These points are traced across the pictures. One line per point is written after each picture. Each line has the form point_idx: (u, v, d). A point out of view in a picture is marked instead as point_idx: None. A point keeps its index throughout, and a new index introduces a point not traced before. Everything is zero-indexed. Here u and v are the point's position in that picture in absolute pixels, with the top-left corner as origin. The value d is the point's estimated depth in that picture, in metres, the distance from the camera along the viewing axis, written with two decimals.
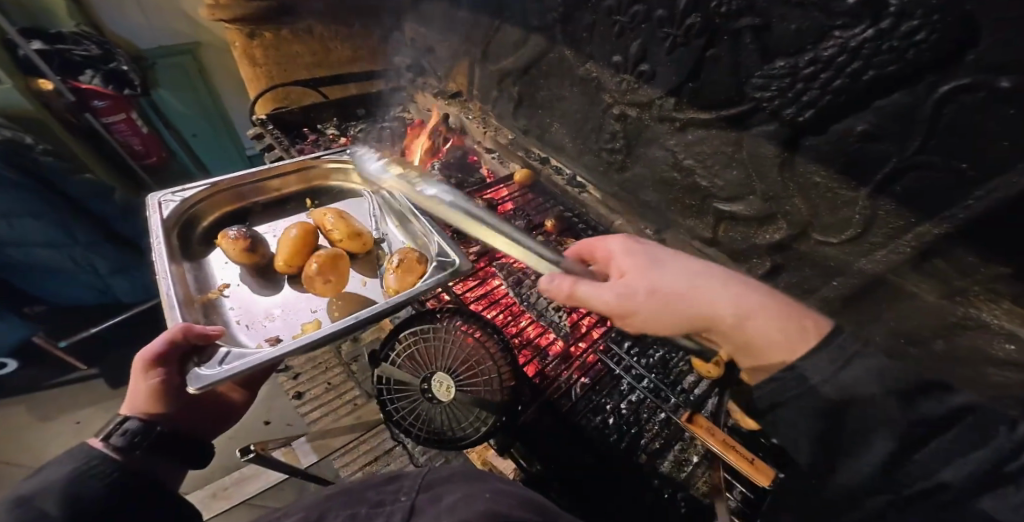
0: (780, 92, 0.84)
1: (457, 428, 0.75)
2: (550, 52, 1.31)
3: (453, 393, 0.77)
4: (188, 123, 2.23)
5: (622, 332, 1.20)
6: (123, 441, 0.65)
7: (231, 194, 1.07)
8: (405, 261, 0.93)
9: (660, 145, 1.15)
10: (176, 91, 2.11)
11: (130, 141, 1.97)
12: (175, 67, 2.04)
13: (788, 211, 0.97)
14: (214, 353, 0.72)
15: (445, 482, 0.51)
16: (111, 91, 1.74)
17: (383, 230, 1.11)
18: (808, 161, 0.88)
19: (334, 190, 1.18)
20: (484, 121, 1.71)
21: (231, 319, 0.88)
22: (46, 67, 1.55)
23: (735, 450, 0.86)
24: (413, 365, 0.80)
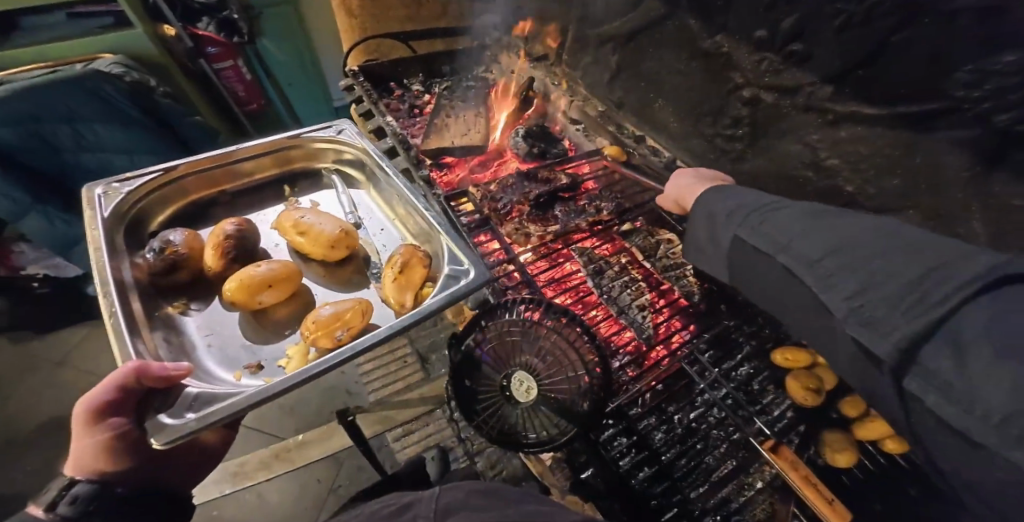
0: (996, 92, 0.64)
1: (526, 429, 0.74)
2: (669, 19, 1.15)
3: (532, 395, 0.76)
4: (285, 72, 2.28)
5: (709, 340, 1.08)
6: (72, 510, 0.50)
7: (193, 181, 0.86)
8: (409, 263, 0.76)
9: (799, 138, 0.98)
10: (277, 40, 2.13)
11: (235, 88, 2.08)
12: (278, 17, 2.05)
13: (957, 237, 0.80)
14: (181, 395, 0.54)
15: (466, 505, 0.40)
16: (223, 38, 1.85)
17: (359, 217, 0.92)
18: (1009, 184, 0.69)
19: (316, 177, 0.97)
20: (572, 89, 1.59)
21: (199, 341, 0.69)
22: (169, 14, 1.67)
23: (815, 489, 0.81)
24: (494, 360, 0.80)
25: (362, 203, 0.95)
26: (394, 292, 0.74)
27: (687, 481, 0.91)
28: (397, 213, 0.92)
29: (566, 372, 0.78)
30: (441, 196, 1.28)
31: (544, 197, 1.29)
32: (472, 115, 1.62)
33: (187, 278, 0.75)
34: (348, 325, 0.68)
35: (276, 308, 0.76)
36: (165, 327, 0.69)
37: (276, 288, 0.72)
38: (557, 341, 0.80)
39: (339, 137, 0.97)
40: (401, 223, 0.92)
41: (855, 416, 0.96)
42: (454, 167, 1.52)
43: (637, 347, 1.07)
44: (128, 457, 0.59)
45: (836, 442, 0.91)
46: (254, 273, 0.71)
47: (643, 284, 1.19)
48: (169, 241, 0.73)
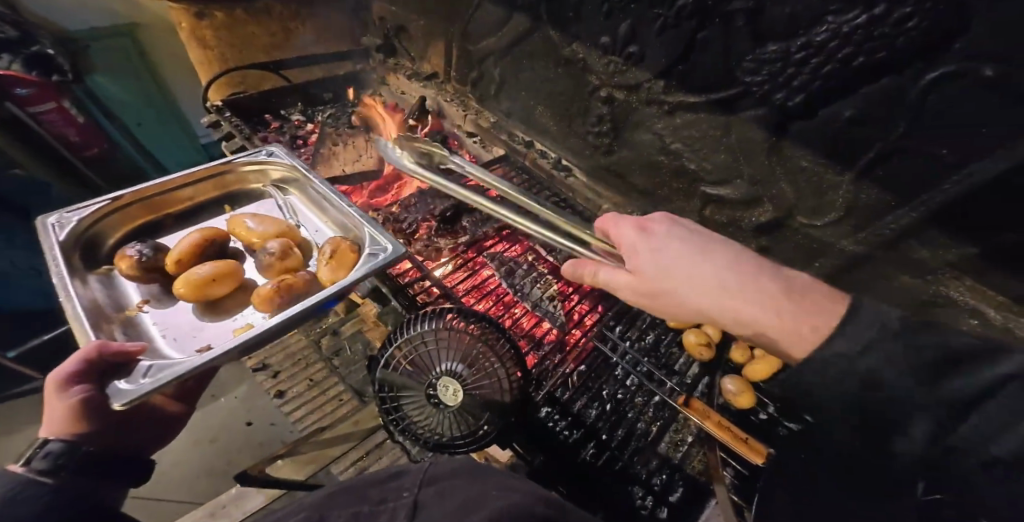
0: (770, 77, 0.84)
1: (462, 433, 0.73)
2: (534, 32, 1.26)
3: (460, 398, 0.73)
4: (131, 112, 2.03)
5: (616, 316, 1.19)
6: (47, 464, 0.55)
7: (136, 208, 0.91)
8: (337, 251, 0.83)
9: (647, 128, 1.14)
10: (117, 77, 1.91)
11: (64, 132, 1.75)
12: (112, 49, 1.84)
13: (774, 195, 0.99)
14: (137, 367, 0.62)
15: (451, 477, 0.49)
16: (36, 77, 1.55)
17: (299, 220, 1.00)
18: (795, 146, 0.89)
19: (255, 195, 1.04)
20: (463, 103, 1.64)
21: (155, 333, 0.76)
22: None
23: (728, 430, 0.91)
24: (414, 371, 0.75)
25: (298, 208, 1.02)
26: (326, 273, 0.82)
27: (625, 448, 0.98)
28: (329, 215, 0.99)
29: (487, 367, 0.75)
30: None
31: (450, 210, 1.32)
32: (362, 142, 1.58)
33: (147, 282, 0.81)
34: (290, 294, 0.79)
35: (225, 302, 0.82)
36: (126, 325, 0.75)
37: (224, 280, 0.79)
38: (472, 341, 0.76)
39: (270, 159, 1.04)
40: (334, 223, 0.98)
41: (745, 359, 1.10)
42: (351, 195, 1.42)
43: (557, 335, 1.13)
44: (89, 419, 0.62)
45: (735, 386, 1.02)
46: (196, 269, 0.77)
47: (551, 277, 1.25)
48: (117, 254, 0.77)
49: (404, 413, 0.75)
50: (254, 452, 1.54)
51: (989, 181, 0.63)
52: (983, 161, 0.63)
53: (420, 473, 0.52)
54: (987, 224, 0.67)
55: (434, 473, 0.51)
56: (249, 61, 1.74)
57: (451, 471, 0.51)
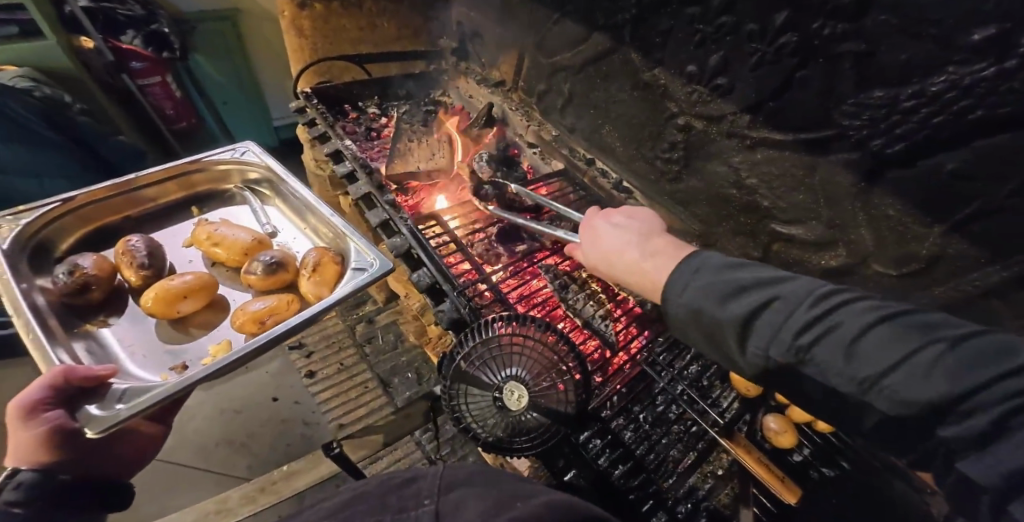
0: (871, 122, 0.82)
1: (516, 436, 0.74)
2: (614, 53, 1.28)
3: (524, 403, 0.75)
4: (219, 91, 2.18)
5: (664, 343, 1.16)
6: (17, 495, 0.57)
7: (94, 209, 0.90)
8: (320, 265, 0.85)
9: (723, 160, 1.13)
10: (212, 58, 2.07)
11: (162, 105, 1.94)
12: (215, 32, 1.99)
13: (851, 240, 0.96)
14: (109, 392, 0.65)
15: (466, 485, 0.48)
16: (150, 53, 1.74)
17: (274, 226, 1.01)
18: (885, 194, 0.86)
19: (223, 196, 1.05)
20: (528, 113, 1.67)
21: (122, 350, 0.75)
22: (90, 25, 1.57)
23: (768, 469, 0.90)
24: (483, 370, 0.77)
25: (275, 216, 1.03)
26: (309, 287, 0.84)
27: (659, 472, 0.97)
28: (308, 221, 1.00)
29: (552, 377, 0.76)
30: (408, 220, 1.20)
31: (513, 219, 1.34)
32: (433, 140, 1.62)
33: (101, 296, 0.80)
34: (274, 313, 0.79)
35: (189, 322, 0.82)
36: (87, 337, 0.75)
37: (194, 296, 0.80)
38: (539, 350, 0.78)
39: (245, 159, 1.05)
40: (312, 231, 1.00)
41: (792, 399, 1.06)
42: (420, 191, 1.50)
43: (602, 354, 1.12)
44: (61, 449, 0.64)
45: (778, 425, 1.00)
46: (171, 283, 0.78)
47: (603, 296, 1.24)
48: (77, 266, 0.77)
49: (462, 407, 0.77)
50: (277, 428, 1.52)
51: None
52: None
53: (436, 478, 0.50)
54: None
55: (449, 481, 0.50)
56: (338, 53, 1.85)
57: (465, 478, 0.50)
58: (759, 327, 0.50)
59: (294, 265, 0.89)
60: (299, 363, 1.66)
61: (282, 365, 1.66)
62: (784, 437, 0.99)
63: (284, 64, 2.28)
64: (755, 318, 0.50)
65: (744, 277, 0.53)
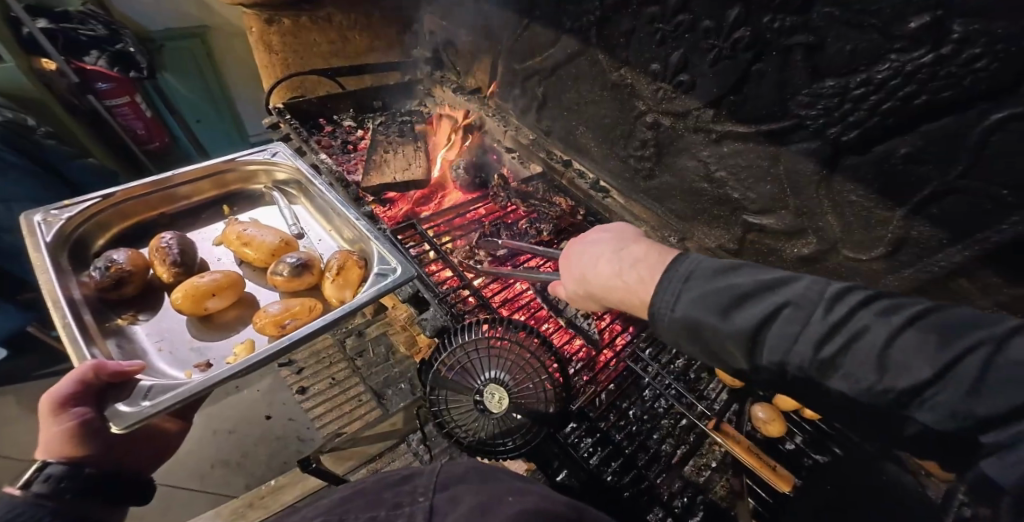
0: (826, 111, 0.85)
1: (501, 438, 0.74)
2: (583, 55, 1.30)
3: (505, 405, 0.75)
4: (193, 108, 2.20)
5: (649, 337, 1.14)
6: (46, 487, 0.52)
7: (131, 205, 0.91)
8: (343, 265, 0.84)
9: (692, 155, 1.15)
10: (182, 75, 2.08)
11: (132, 125, 1.92)
12: (183, 51, 2.01)
13: (820, 227, 0.98)
14: (136, 388, 0.64)
15: (462, 482, 0.45)
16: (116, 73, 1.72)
17: (301, 228, 0.99)
18: (846, 180, 0.88)
19: (253, 195, 1.04)
20: (504, 119, 1.68)
21: (150, 346, 0.74)
22: (50, 47, 1.54)
23: (756, 457, 0.88)
24: (465, 375, 0.78)
25: (303, 216, 1.02)
26: (330, 290, 0.82)
27: (652, 466, 0.94)
28: (333, 223, 0.98)
29: (534, 379, 0.76)
30: (386, 231, 1.20)
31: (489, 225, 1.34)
32: (411, 150, 1.60)
33: (134, 291, 0.80)
34: (295, 316, 0.77)
35: (217, 324, 0.80)
36: (118, 335, 0.74)
37: (221, 295, 0.78)
38: (519, 353, 0.78)
39: (275, 160, 1.04)
40: (337, 233, 0.98)
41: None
42: (398, 202, 1.49)
43: (588, 353, 1.11)
44: (89, 444, 0.61)
45: (766, 414, 0.99)
46: (199, 281, 0.77)
47: None
48: (112, 260, 0.76)
49: (445, 411, 0.76)
50: (273, 446, 1.50)
51: None
52: None
53: (433, 474, 0.47)
54: None
55: (446, 478, 0.46)
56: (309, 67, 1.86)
57: (462, 475, 0.47)
58: (769, 340, 0.46)
59: (319, 267, 0.87)
60: (291, 380, 1.61)
61: (276, 382, 1.65)
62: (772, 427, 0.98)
63: (255, 78, 2.28)
64: (772, 331, 0.46)
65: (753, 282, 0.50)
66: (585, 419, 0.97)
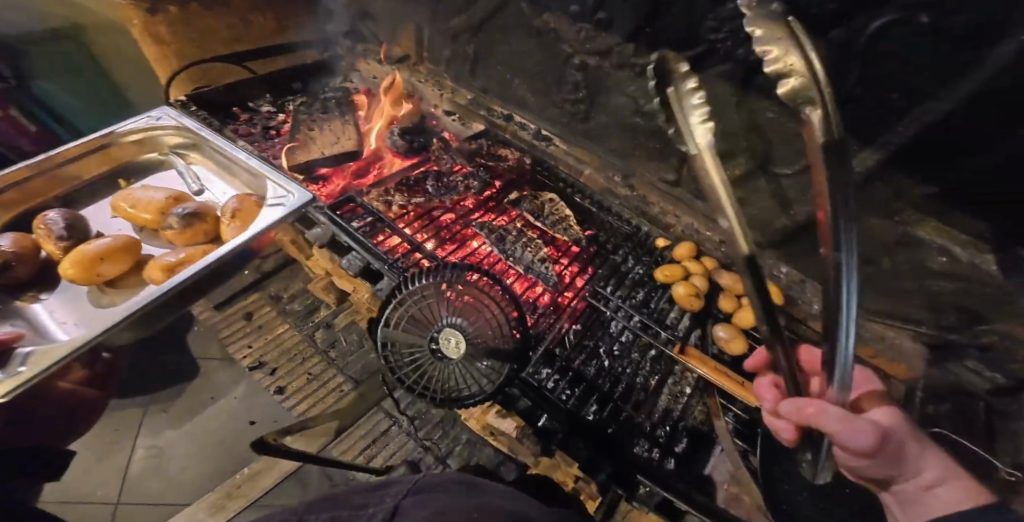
0: (731, 34, 0.89)
1: (466, 384, 0.79)
2: (505, 7, 1.29)
3: (462, 349, 0.78)
4: None
5: (607, 275, 1.19)
6: None
7: (15, 192, 0.89)
8: (243, 206, 0.88)
9: (622, 92, 1.18)
10: (58, 76, 1.96)
11: None
12: (57, 52, 1.88)
13: (745, 146, 1.03)
14: (13, 358, 0.63)
15: (434, 488, 0.44)
16: None
17: (201, 185, 1.03)
18: (760, 97, 0.93)
19: (147, 165, 1.07)
20: (439, 83, 1.65)
21: (48, 322, 0.75)
22: None
23: (727, 377, 0.95)
24: (417, 327, 0.80)
25: (203, 175, 1.06)
26: (233, 231, 0.86)
27: (626, 401, 1.00)
28: (235, 176, 1.03)
29: (488, 318, 0.81)
30: (325, 209, 1.16)
31: (427, 181, 1.35)
32: (338, 124, 1.55)
33: (26, 274, 0.79)
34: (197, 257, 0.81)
35: (127, 286, 0.83)
36: (16, 317, 0.74)
37: (115, 257, 0.79)
38: (468, 295, 0.81)
39: (161, 124, 1.07)
40: (241, 184, 1.03)
41: (733, 307, 1.11)
42: (332, 177, 1.44)
43: (550, 298, 1.13)
44: None
45: (727, 333, 1.04)
46: (85, 248, 0.76)
47: (541, 241, 1.23)
48: None
49: (409, 367, 0.79)
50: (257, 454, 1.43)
51: (931, 121, 0.72)
52: (929, 103, 0.70)
53: (408, 482, 0.48)
54: (941, 162, 0.75)
55: (421, 484, 0.46)
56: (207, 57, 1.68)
57: (437, 484, 0.46)
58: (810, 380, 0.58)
59: (214, 215, 0.91)
60: (265, 382, 1.53)
61: (248, 386, 1.56)
62: (734, 347, 1.02)
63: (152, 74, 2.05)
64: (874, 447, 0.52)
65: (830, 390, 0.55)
66: (552, 362, 1.02)
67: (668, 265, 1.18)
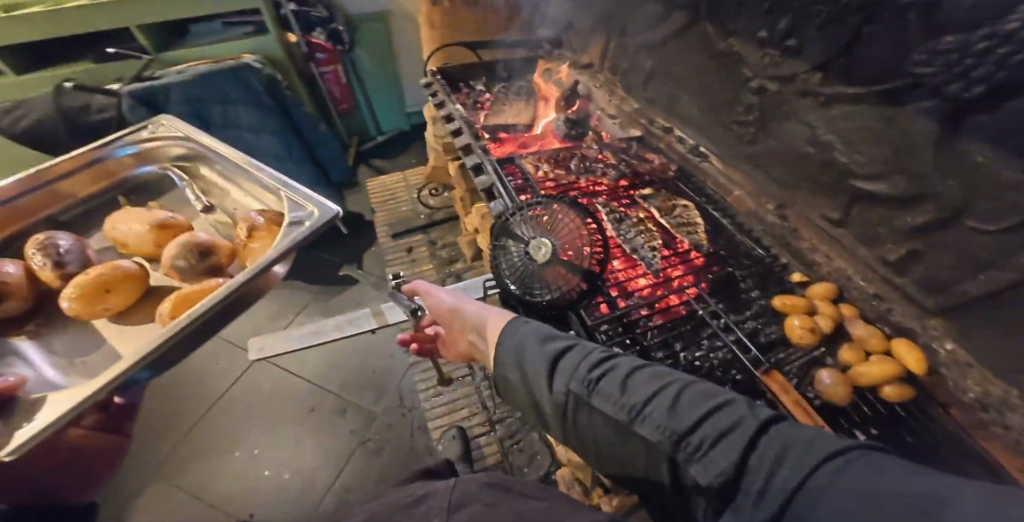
0: (945, 68, 0.79)
1: (534, 284, 1.03)
2: (692, 28, 1.39)
3: (546, 256, 1.04)
4: (373, 80, 2.97)
5: (720, 295, 1.19)
6: None
7: (78, 177, 0.90)
8: (262, 223, 0.79)
9: (799, 119, 1.15)
10: (368, 51, 2.84)
11: (334, 89, 2.79)
12: (370, 31, 2.74)
13: (938, 192, 0.88)
14: (17, 403, 0.53)
15: (477, 509, 0.58)
16: (328, 44, 2.55)
17: (208, 200, 0.94)
18: (969, 140, 0.80)
19: (151, 180, 0.97)
20: (611, 91, 1.84)
21: (49, 363, 0.65)
22: (293, 24, 2.35)
23: (803, 411, 0.88)
24: (524, 232, 1.11)
25: (213, 184, 0.96)
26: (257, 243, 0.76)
27: None
28: (241, 183, 0.93)
29: (573, 240, 1.07)
30: (494, 162, 1.48)
31: (583, 161, 1.59)
32: (522, 104, 1.89)
33: (29, 303, 0.70)
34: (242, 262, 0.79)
35: (132, 314, 0.75)
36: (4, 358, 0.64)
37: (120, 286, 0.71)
38: (568, 223, 1.10)
39: (159, 134, 0.99)
40: (246, 191, 0.92)
41: (855, 361, 1.00)
42: (507, 141, 1.74)
43: (650, 291, 1.20)
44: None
45: (831, 379, 0.96)
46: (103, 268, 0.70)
47: (659, 237, 1.35)
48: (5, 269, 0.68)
49: (503, 260, 1.09)
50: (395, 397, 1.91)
51: None
52: None
53: (445, 497, 0.62)
54: None
55: (460, 497, 0.62)
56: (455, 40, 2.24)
57: (472, 492, 0.63)
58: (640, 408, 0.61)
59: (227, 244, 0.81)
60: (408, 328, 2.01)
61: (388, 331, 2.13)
62: (834, 390, 0.94)
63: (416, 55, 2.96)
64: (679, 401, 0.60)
65: (558, 330, 0.78)
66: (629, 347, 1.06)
67: (794, 296, 1.12)
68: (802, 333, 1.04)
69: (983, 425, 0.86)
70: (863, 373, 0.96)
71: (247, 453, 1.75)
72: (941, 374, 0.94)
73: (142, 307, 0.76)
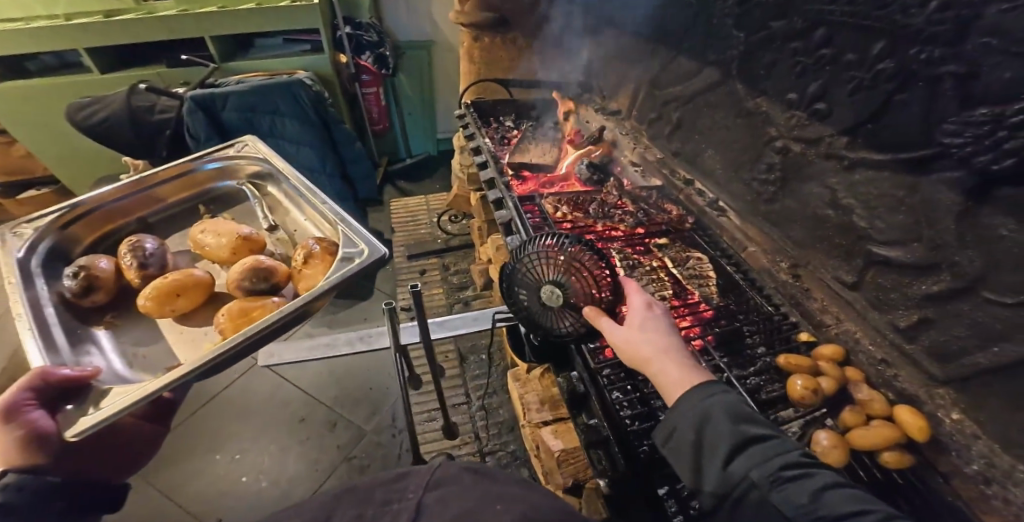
0: (977, 138, 0.80)
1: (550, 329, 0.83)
2: (721, 85, 1.45)
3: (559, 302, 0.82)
4: (410, 104, 3.14)
5: (726, 347, 1.11)
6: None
7: (119, 206, 0.84)
8: (311, 254, 0.74)
9: (820, 182, 1.16)
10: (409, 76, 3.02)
11: (372, 109, 2.95)
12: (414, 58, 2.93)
13: (957, 262, 0.86)
14: (90, 392, 0.56)
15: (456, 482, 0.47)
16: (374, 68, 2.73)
17: (274, 220, 0.90)
18: (995, 213, 0.79)
19: (227, 192, 0.94)
20: (635, 138, 1.90)
21: (118, 350, 0.66)
22: (346, 47, 2.57)
23: None
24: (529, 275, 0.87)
25: (280, 207, 0.93)
26: (307, 276, 0.72)
27: None
28: (306, 213, 0.89)
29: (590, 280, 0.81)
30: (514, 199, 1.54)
31: (601, 206, 1.61)
32: (547, 144, 1.98)
33: (106, 298, 0.71)
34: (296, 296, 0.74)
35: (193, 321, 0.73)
36: (85, 341, 0.65)
37: (187, 295, 0.70)
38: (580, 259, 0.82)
39: (239, 155, 0.96)
40: (310, 221, 0.88)
41: (856, 424, 0.91)
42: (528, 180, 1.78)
43: None
44: (43, 455, 0.61)
45: (829, 440, 0.87)
46: (171, 277, 0.69)
47: (669, 289, 1.30)
48: (91, 265, 0.69)
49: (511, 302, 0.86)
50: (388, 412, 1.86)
51: None
52: None
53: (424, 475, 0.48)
54: None
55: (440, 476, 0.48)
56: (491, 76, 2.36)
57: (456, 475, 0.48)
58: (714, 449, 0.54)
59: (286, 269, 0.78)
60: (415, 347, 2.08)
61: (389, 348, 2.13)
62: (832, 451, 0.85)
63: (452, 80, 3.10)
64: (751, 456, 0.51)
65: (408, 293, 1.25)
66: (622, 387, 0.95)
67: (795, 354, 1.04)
68: (802, 388, 0.94)
69: (982, 497, 0.77)
70: (867, 439, 0.86)
71: (229, 457, 1.70)
72: (945, 444, 0.86)
73: (207, 308, 0.75)
